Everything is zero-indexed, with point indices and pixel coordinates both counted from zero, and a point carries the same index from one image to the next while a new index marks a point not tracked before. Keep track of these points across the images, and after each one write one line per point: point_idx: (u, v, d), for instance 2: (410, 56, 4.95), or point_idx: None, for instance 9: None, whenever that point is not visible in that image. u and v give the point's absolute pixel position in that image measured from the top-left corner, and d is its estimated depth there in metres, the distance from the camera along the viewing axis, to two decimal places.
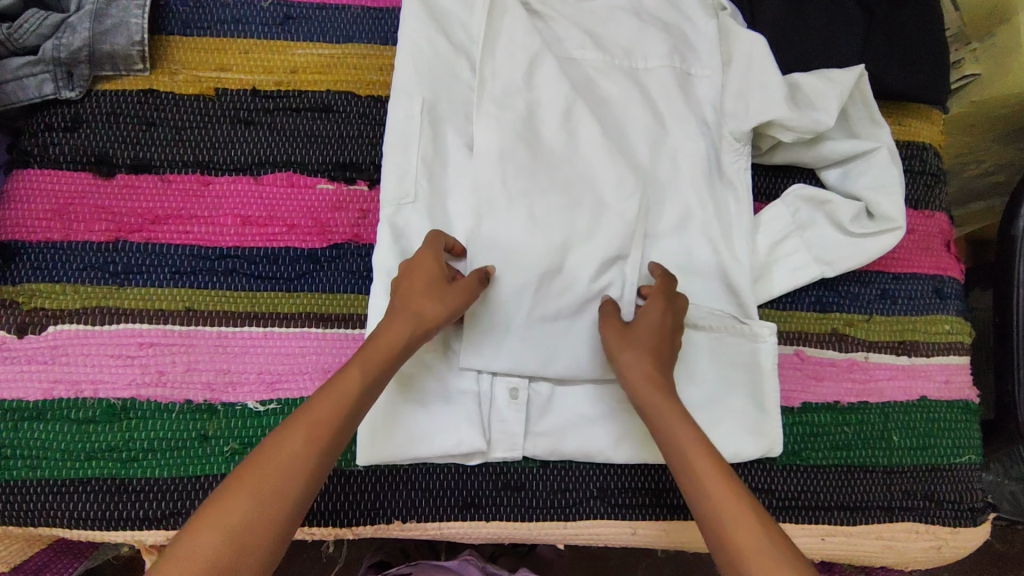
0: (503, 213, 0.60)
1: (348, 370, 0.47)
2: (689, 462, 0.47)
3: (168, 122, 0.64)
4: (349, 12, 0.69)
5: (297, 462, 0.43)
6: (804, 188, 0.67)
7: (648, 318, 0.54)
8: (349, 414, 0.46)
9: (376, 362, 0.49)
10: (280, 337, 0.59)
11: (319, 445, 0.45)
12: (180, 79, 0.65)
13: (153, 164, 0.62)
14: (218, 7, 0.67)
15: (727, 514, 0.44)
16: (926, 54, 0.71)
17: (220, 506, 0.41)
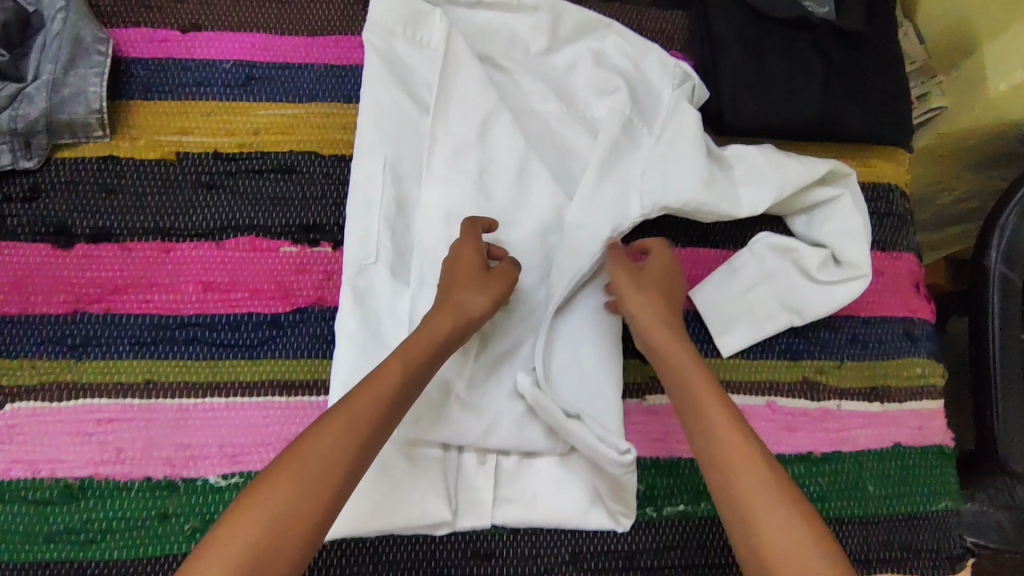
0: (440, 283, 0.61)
1: (387, 365, 0.51)
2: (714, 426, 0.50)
3: (130, 189, 0.63)
4: (313, 71, 0.70)
5: (333, 455, 0.46)
6: (772, 236, 0.67)
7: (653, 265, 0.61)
8: (384, 408, 0.49)
9: (415, 358, 0.52)
10: (242, 406, 0.59)
11: (352, 432, 0.47)
12: (141, 144, 0.64)
13: (113, 232, 0.62)
14: (180, 70, 0.67)
15: (745, 478, 0.47)
16: (885, 97, 0.72)
17: (261, 497, 0.44)
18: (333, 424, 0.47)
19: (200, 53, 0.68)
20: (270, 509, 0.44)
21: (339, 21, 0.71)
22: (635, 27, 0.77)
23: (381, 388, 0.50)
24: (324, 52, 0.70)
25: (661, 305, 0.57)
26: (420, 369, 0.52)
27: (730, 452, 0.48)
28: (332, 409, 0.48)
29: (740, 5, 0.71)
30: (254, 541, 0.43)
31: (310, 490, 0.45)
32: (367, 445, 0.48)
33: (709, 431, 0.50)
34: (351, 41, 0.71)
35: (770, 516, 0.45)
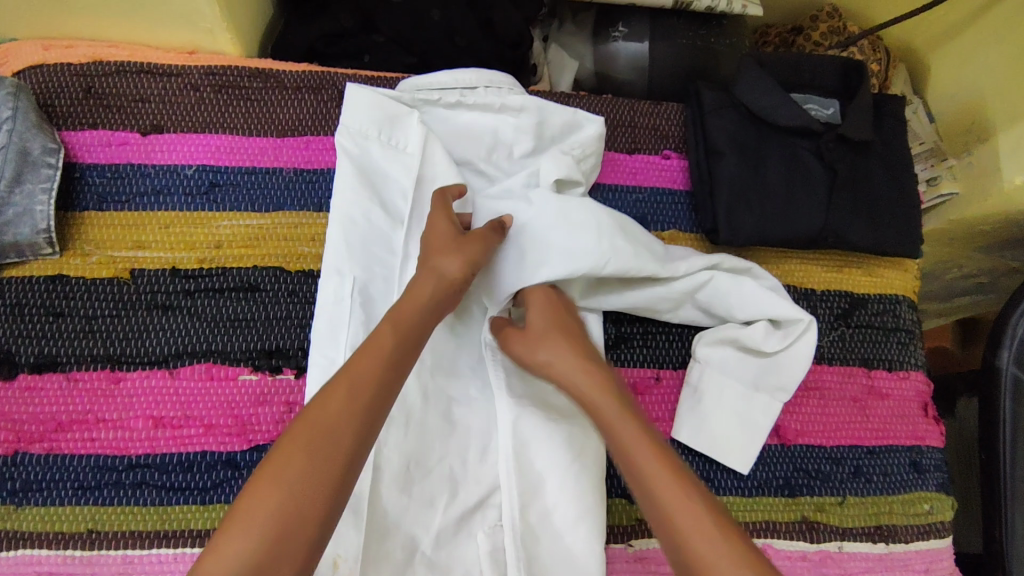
0: (408, 430, 0.56)
1: (380, 330, 0.51)
2: (638, 461, 0.48)
3: (79, 312, 0.59)
4: (281, 176, 0.65)
5: (342, 412, 0.46)
6: (704, 339, 0.63)
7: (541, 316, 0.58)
8: (384, 370, 0.49)
9: (405, 323, 0.52)
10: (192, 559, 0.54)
11: (351, 400, 0.47)
12: (93, 261, 0.60)
13: (59, 359, 0.58)
14: (139, 176, 0.63)
15: (676, 509, 0.45)
16: (893, 209, 0.67)
17: (278, 463, 0.43)
18: (335, 387, 0.47)
19: (160, 157, 0.64)
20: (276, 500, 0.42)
21: (311, 122, 0.67)
22: (627, 122, 0.72)
23: (377, 350, 0.50)
24: (293, 155, 0.66)
25: (549, 342, 0.56)
26: (413, 334, 0.52)
27: (637, 454, 0.48)
28: (334, 375, 0.48)
29: (737, 109, 0.66)
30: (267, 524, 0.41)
31: (321, 448, 0.44)
32: (374, 404, 0.47)
33: (615, 433, 0.50)
34: (323, 142, 0.67)
35: (681, 513, 0.44)
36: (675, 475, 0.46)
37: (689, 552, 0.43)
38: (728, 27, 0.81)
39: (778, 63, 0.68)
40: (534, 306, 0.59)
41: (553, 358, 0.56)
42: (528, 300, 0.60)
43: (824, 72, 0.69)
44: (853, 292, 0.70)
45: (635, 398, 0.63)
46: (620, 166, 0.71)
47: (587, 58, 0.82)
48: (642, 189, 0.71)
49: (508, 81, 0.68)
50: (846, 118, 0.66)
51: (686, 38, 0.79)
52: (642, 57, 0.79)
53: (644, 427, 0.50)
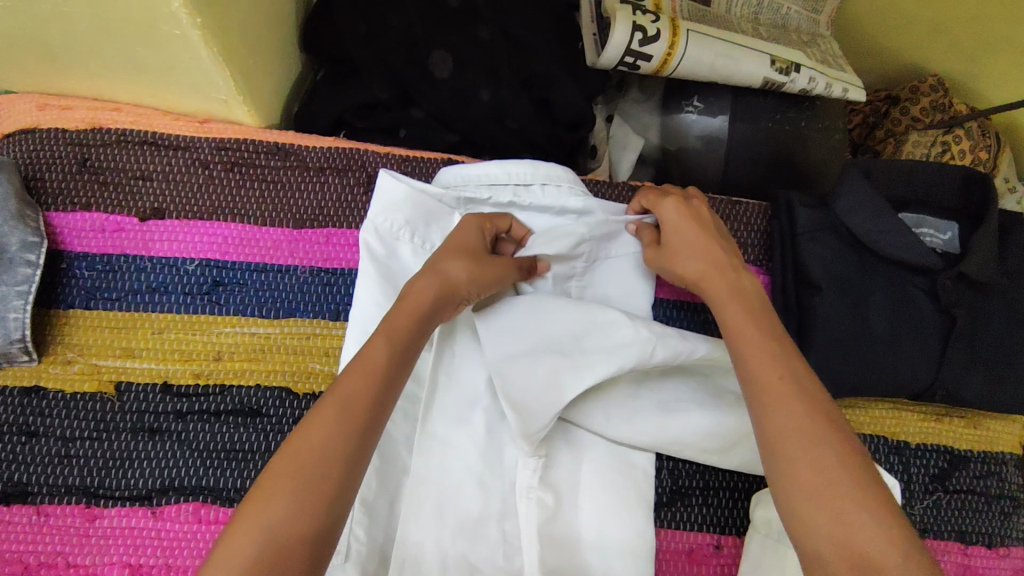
0: None
1: (375, 340, 0.43)
2: (762, 392, 0.41)
3: (56, 433, 0.51)
4: (295, 275, 0.57)
5: (336, 439, 0.38)
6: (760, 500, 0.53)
7: (680, 232, 0.53)
8: (379, 386, 0.41)
9: (405, 331, 0.45)
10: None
11: (372, 392, 0.41)
12: (75, 371, 0.52)
13: (30, 489, 0.50)
14: (133, 271, 0.55)
15: (802, 456, 0.38)
16: (1014, 361, 0.56)
17: (254, 503, 0.36)
18: (323, 409, 0.39)
19: (159, 249, 0.56)
20: (290, 498, 0.36)
21: (334, 210, 0.58)
22: None
23: (371, 364, 0.42)
24: (311, 250, 0.57)
25: (703, 255, 0.51)
26: (410, 337, 0.45)
27: (761, 378, 0.42)
28: (326, 394, 0.40)
29: (835, 230, 0.57)
30: (272, 524, 0.35)
31: (308, 484, 0.36)
32: (367, 427, 0.40)
33: (745, 352, 0.44)
34: (346, 237, 0.58)
35: (809, 455, 0.38)
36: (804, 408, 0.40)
37: (805, 498, 0.37)
38: (822, 109, 0.69)
39: (887, 172, 0.59)
40: (665, 222, 0.54)
41: (698, 266, 0.51)
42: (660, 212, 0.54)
43: (940, 186, 0.59)
44: (953, 448, 0.60)
45: (689, 569, 0.54)
46: None
47: (653, 129, 0.72)
48: None
49: (569, 176, 0.57)
50: (967, 251, 0.56)
51: (771, 121, 0.68)
52: (719, 135, 0.68)
53: (772, 348, 0.43)
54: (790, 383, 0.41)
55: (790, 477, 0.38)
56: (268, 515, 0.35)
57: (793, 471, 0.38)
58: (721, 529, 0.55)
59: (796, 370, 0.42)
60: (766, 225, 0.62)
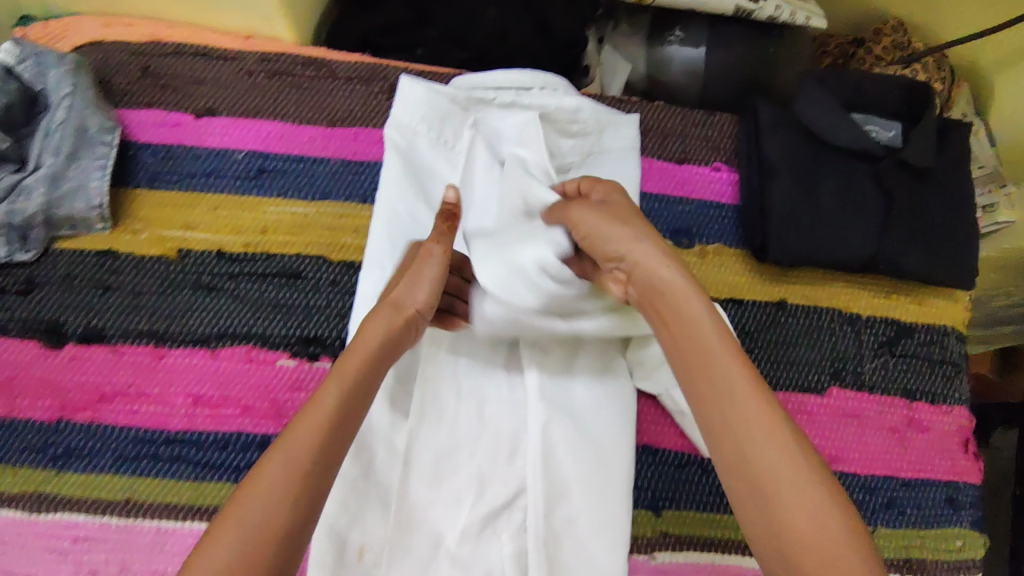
0: (442, 430, 0.57)
1: (322, 393, 0.48)
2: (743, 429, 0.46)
3: (128, 287, 0.60)
4: (328, 165, 0.66)
5: (283, 484, 0.44)
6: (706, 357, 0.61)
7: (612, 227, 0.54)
8: (325, 435, 0.46)
9: (352, 378, 0.49)
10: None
11: (313, 444, 0.46)
12: (143, 239, 0.61)
13: (105, 332, 0.59)
14: (191, 158, 0.64)
15: (790, 495, 0.43)
16: (949, 240, 0.65)
17: (209, 551, 0.41)
18: (267, 469, 0.44)
19: (213, 140, 0.65)
20: (294, 467, 0.45)
21: (361, 113, 0.68)
22: (677, 131, 0.71)
23: (315, 417, 0.47)
24: (342, 145, 0.67)
25: (622, 235, 0.53)
26: (358, 386, 0.50)
27: (751, 414, 0.46)
28: (270, 451, 0.45)
29: (794, 128, 0.65)
30: (275, 495, 0.43)
31: (258, 531, 0.42)
32: (310, 484, 0.45)
33: (715, 386, 0.48)
34: (372, 134, 0.67)
35: (797, 488, 0.43)
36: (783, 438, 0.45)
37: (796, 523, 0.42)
38: (789, 39, 0.78)
39: (841, 80, 0.67)
40: (586, 220, 0.54)
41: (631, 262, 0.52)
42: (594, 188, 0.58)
43: (886, 92, 0.67)
44: (900, 320, 0.68)
45: (668, 412, 0.63)
46: (669, 176, 0.70)
47: (640, 59, 0.81)
48: (690, 201, 0.69)
49: (563, 84, 0.67)
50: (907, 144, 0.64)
51: (743, 47, 0.77)
52: (698, 63, 0.78)
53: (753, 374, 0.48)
54: (768, 421, 0.46)
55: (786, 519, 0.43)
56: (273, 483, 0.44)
57: (781, 512, 0.43)
58: None
59: (745, 379, 0.47)
60: (735, 133, 0.72)
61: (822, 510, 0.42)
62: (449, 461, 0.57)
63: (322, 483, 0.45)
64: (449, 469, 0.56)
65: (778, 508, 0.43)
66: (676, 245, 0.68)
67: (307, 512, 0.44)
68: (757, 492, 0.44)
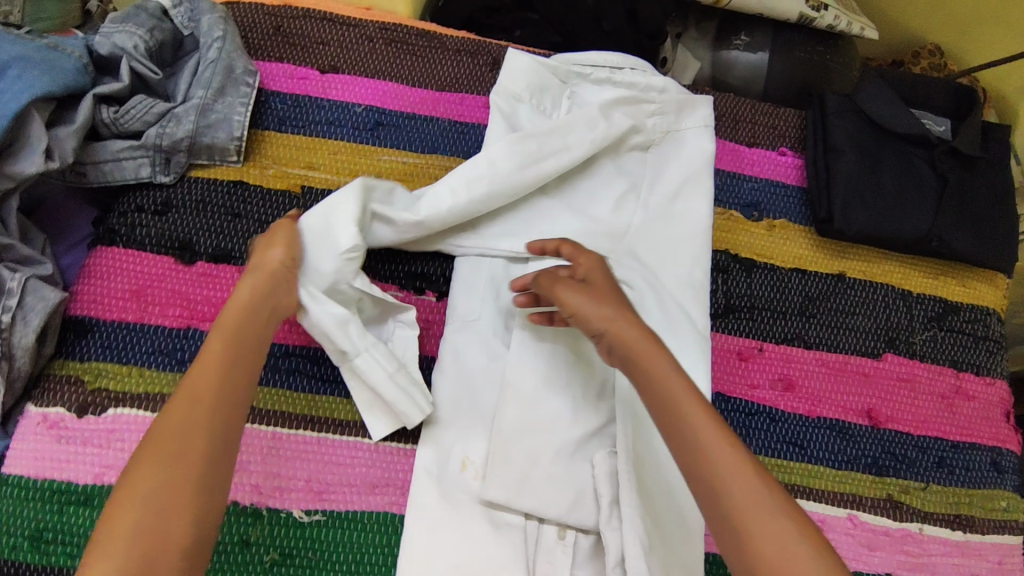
0: (540, 361, 0.62)
1: (175, 407, 0.46)
2: (722, 473, 0.45)
3: (254, 216, 0.65)
4: (438, 124, 0.72)
5: (156, 501, 0.42)
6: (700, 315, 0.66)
7: (596, 272, 0.58)
8: (177, 441, 0.45)
9: (206, 386, 0.47)
10: (344, 451, 0.59)
11: (180, 449, 0.44)
12: (270, 174, 0.67)
13: (233, 254, 0.64)
14: (314, 108, 0.70)
15: (769, 542, 0.43)
16: (994, 224, 0.72)
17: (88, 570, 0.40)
18: (136, 480, 0.43)
19: (334, 94, 0.71)
20: (137, 507, 0.42)
21: (467, 80, 0.75)
22: (747, 119, 0.78)
23: (177, 428, 0.45)
24: (450, 107, 0.73)
25: (606, 315, 0.54)
26: (218, 386, 0.48)
27: (723, 468, 0.46)
28: (127, 472, 0.44)
29: (858, 116, 0.73)
30: (133, 542, 0.41)
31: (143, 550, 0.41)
32: (183, 485, 0.43)
33: (697, 427, 0.47)
34: (477, 101, 0.74)
35: (779, 530, 0.43)
36: (761, 482, 0.45)
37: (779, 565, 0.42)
38: (843, 48, 0.87)
39: (897, 80, 0.75)
40: (593, 273, 0.58)
41: (608, 313, 0.54)
42: (580, 264, 0.59)
43: (936, 94, 0.76)
44: (947, 298, 0.74)
45: (738, 364, 0.68)
46: (740, 156, 0.77)
47: (706, 61, 0.89)
48: (758, 179, 0.76)
49: (650, 67, 0.75)
50: (957, 136, 0.72)
51: (804, 51, 0.85)
52: (760, 65, 0.85)
53: (717, 419, 0.48)
54: (741, 459, 0.46)
55: (762, 560, 0.43)
56: (133, 527, 0.41)
57: (761, 555, 0.43)
58: (764, 338, 0.69)
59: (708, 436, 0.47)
60: (800, 125, 0.79)
61: (803, 562, 0.42)
62: (546, 388, 0.61)
63: (222, 443, 0.46)
64: (545, 395, 0.60)
65: (750, 552, 0.43)
66: (746, 218, 0.74)
67: (218, 469, 0.45)
68: (733, 537, 0.44)
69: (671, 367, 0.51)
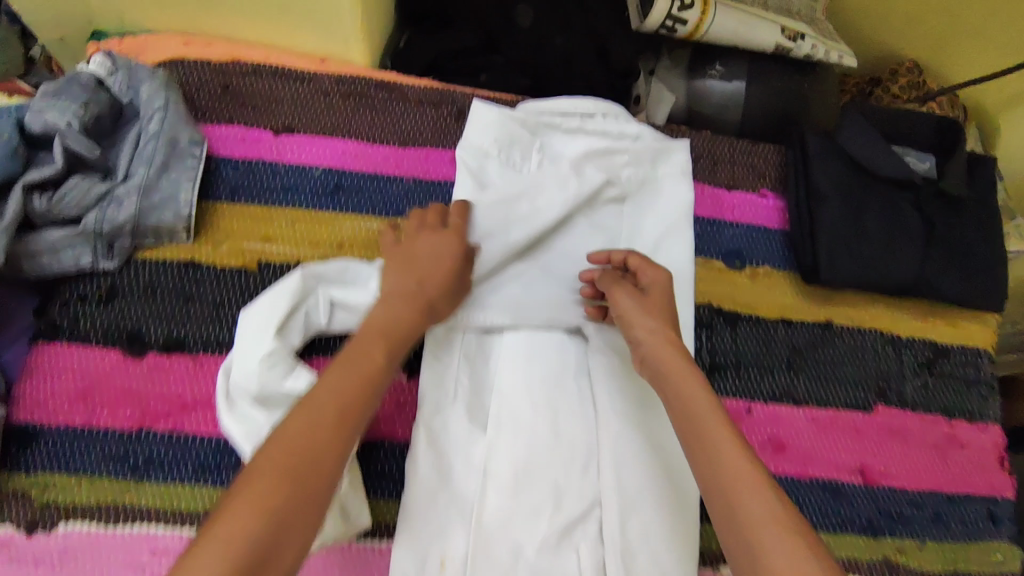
0: (519, 444, 0.58)
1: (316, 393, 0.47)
2: (729, 478, 0.45)
3: (208, 298, 0.61)
4: (402, 184, 0.68)
5: (291, 476, 0.43)
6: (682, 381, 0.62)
7: (659, 284, 0.60)
8: (322, 426, 0.46)
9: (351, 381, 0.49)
10: (316, 553, 0.56)
11: (322, 429, 0.46)
12: (224, 250, 0.63)
13: (186, 342, 0.60)
14: (269, 174, 0.66)
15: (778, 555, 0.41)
16: (986, 265, 0.69)
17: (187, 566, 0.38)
18: (271, 459, 0.43)
19: (291, 156, 0.67)
20: (323, 453, 0.45)
21: (431, 133, 0.70)
22: (726, 159, 0.75)
23: (318, 408, 0.46)
24: (414, 164, 0.69)
25: (650, 325, 0.57)
26: (364, 386, 0.49)
27: (732, 472, 0.46)
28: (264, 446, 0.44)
29: (841, 158, 0.70)
30: (297, 464, 0.43)
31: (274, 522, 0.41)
32: (316, 469, 0.44)
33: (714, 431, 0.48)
34: (442, 155, 0.70)
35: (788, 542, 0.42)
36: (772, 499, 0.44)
37: None
38: (822, 75, 0.84)
39: (882, 115, 0.72)
40: (654, 282, 0.60)
41: (652, 324, 0.57)
42: (648, 274, 0.61)
43: (921, 129, 0.72)
44: (936, 342, 0.72)
45: None
46: (721, 201, 0.73)
47: (681, 92, 0.85)
48: (741, 224, 0.73)
49: (625, 111, 0.71)
50: (943, 175, 0.69)
51: (783, 80, 0.81)
52: (737, 94, 0.82)
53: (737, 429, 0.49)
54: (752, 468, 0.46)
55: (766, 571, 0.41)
56: (304, 458, 0.44)
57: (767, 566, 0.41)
58: (752, 397, 0.67)
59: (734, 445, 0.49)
60: (781, 161, 0.75)
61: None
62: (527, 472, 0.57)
63: (344, 437, 0.46)
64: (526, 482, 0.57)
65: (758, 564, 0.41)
66: (729, 267, 0.71)
67: (338, 454, 0.46)
68: (744, 550, 0.42)
69: (701, 384, 0.52)
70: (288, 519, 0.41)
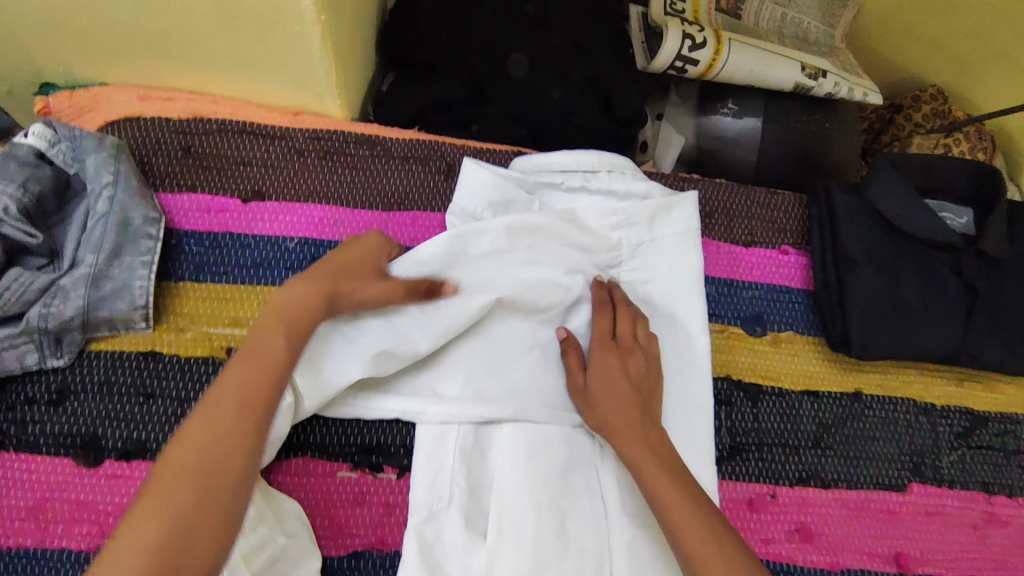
0: (523, 555, 0.52)
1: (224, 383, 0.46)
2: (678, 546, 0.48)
3: (171, 394, 0.55)
4: None
5: (199, 474, 0.42)
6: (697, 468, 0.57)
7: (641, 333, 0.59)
8: (225, 422, 0.45)
9: (259, 363, 0.47)
10: None
11: (229, 426, 0.45)
12: (188, 338, 0.56)
13: (148, 445, 0.53)
14: (238, 248, 0.59)
15: None
16: None
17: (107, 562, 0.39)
18: (176, 459, 0.43)
19: (262, 228, 0.60)
20: (234, 445, 0.44)
21: (417, 195, 0.64)
22: (744, 213, 0.68)
23: (224, 404, 0.45)
24: (400, 231, 0.63)
25: (607, 387, 0.56)
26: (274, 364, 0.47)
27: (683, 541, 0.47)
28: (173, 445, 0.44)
29: (869, 213, 0.64)
30: (204, 463, 0.43)
31: (181, 519, 0.41)
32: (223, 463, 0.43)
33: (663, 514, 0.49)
34: (430, 220, 0.64)
35: None
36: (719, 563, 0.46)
37: None
38: (843, 112, 0.77)
39: (913, 167, 0.66)
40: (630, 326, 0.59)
41: (604, 388, 0.55)
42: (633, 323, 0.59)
43: (957, 180, 0.66)
44: (974, 410, 0.66)
45: (750, 516, 0.60)
46: (737, 260, 0.67)
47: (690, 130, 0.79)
48: (760, 286, 0.66)
49: (631, 166, 0.64)
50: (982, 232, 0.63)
51: (800, 121, 0.75)
52: (753, 132, 0.75)
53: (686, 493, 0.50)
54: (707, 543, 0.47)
55: None
56: (207, 459, 0.43)
57: None
58: (777, 480, 0.61)
59: (688, 486, 0.51)
60: (803, 215, 0.69)
61: None
62: None
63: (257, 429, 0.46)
64: None
65: None
66: (749, 333, 0.65)
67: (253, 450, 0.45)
68: None
69: (648, 453, 0.52)
70: (198, 516, 0.41)
